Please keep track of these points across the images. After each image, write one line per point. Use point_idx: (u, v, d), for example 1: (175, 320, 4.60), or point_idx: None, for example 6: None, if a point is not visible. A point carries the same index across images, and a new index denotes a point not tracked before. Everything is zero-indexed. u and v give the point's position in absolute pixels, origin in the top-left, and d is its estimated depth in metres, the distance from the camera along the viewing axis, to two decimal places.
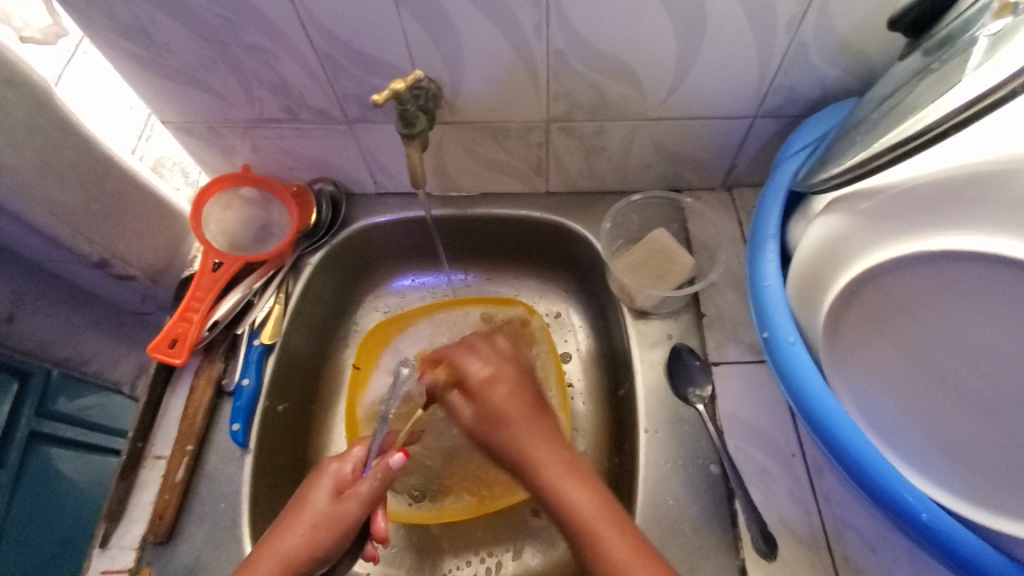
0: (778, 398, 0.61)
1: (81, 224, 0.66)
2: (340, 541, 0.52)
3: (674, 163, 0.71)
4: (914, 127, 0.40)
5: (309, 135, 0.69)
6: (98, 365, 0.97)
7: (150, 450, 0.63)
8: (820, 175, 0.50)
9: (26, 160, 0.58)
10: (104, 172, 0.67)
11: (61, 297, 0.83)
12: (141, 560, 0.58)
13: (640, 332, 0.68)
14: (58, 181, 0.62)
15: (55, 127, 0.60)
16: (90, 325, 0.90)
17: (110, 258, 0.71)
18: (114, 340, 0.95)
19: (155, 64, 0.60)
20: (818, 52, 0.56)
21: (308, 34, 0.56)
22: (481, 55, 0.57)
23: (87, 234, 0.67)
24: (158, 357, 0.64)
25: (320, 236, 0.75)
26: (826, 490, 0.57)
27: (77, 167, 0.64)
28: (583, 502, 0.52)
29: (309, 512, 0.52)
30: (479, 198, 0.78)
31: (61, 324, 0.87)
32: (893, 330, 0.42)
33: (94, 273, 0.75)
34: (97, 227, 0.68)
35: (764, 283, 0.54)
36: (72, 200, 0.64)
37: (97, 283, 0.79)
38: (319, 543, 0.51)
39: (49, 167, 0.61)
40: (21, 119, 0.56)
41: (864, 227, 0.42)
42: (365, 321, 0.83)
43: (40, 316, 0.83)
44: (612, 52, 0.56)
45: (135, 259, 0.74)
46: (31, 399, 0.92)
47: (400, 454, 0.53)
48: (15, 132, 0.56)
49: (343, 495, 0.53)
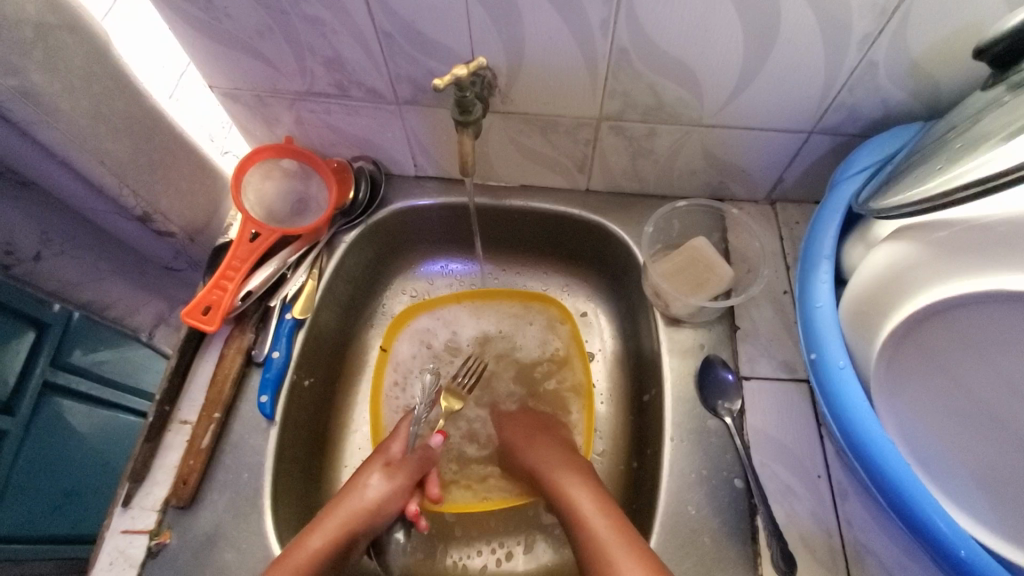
0: (808, 418, 0.61)
1: (128, 176, 0.66)
2: (394, 501, 0.62)
3: (720, 172, 0.70)
4: (995, 165, 0.40)
5: (356, 113, 0.68)
6: (117, 311, 0.94)
7: (175, 415, 0.63)
8: (890, 201, 0.49)
9: (81, 108, 0.58)
10: (153, 128, 0.66)
11: (89, 243, 0.80)
12: (161, 523, 0.58)
13: (673, 339, 0.67)
14: (109, 131, 0.61)
15: (111, 76, 0.59)
16: (113, 270, 0.86)
17: (152, 213, 0.72)
18: (129, 286, 0.91)
19: (211, 27, 0.59)
20: (887, 73, 0.55)
21: (370, 10, 0.55)
22: (543, 46, 0.56)
23: (133, 185, 0.67)
24: (190, 323, 0.64)
25: (356, 215, 0.74)
26: (849, 515, 0.57)
27: (129, 120, 0.63)
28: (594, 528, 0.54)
29: (361, 483, 0.62)
30: (518, 190, 0.77)
31: (87, 267, 0.83)
32: (958, 371, 0.43)
33: (132, 225, 0.75)
34: (143, 180, 0.68)
35: (813, 303, 0.54)
36: (121, 151, 0.64)
37: (131, 235, 0.78)
38: (378, 509, 0.61)
39: (103, 117, 0.60)
40: (79, 66, 0.56)
41: (931, 258, 0.42)
42: (392, 303, 0.83)
43: (67, 258, 0.79)
44: (675, 54, 0.55)
45: (176, 217, 0.74)
46: (48, 346, 0.93)
47: (440, 437, 0.67)
48: (72, 78, 0.56)
49: (394, 468, 0.64)
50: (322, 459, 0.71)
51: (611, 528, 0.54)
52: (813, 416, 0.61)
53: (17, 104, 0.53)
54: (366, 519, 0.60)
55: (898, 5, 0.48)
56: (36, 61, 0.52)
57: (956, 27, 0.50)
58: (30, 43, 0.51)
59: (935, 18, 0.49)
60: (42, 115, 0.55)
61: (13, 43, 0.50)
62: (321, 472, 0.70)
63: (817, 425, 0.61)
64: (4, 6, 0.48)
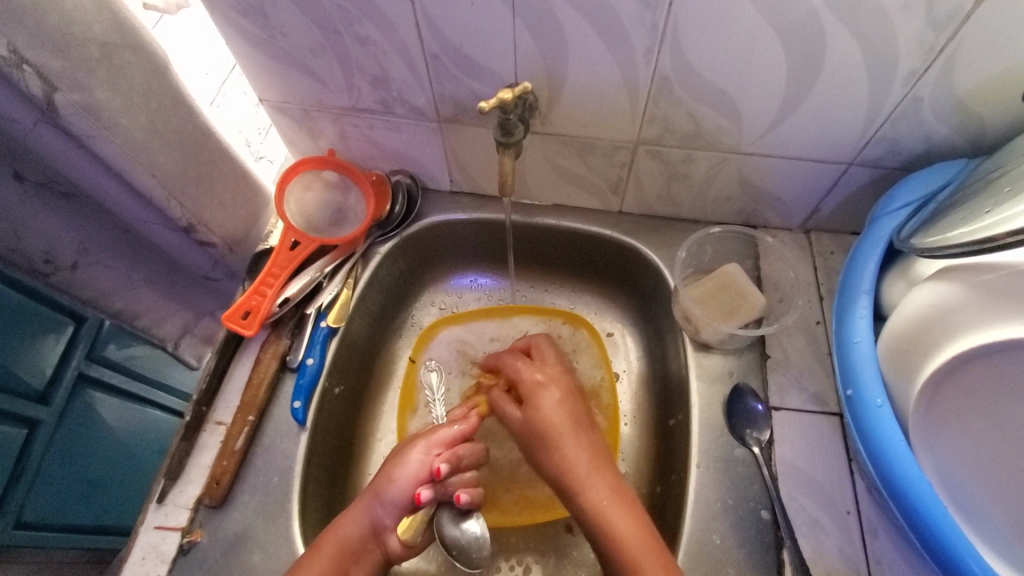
0: (839, 452, 0.60)
1: (177, 189, 0.69)
2: (414, 463, 0.60)
3: (754, 200, 0.70)
4: None
5: (398, 129, 0.70)
6: (145, 322, 0.91)
7: (211, 415, 0.65)
8: (940, 240, 0.48)
9: (138, 122, 0.61)
10: (201, 143, 0.69)
11: (125, 252, 0.81)
12: (193, 521, 0.60)
13: (702, 365, 0.67)
14: (161, 145, 0.64)
15: (166, 93, 0.62)
16: (146, 281, 0.86)
17: (195, 224, 0.75)
18: (161, 297, 0.90)
19: (267, 44, 0.62)
20: (931, 109, 0.54)
21: (419, 32, 0.56)
22: (586, 72, 0.57)
23: (180, 198, 0.70)
24: (230, 326, 0.66)
25: (391, 227, 0.76)
26: (879, 554, 0.55)
27: (179, 135, 0.66)
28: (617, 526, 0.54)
29: (397, 451, 0.62)
30: (550, 208, 0.78)
31: (120, 277, 0.83)
32: (999, 413, 0.43)
33: (174, 235, 0.77)
34: (188, 192, 0.71)
35: (852, 339, 0.54)
36: (171, 163, 0.67)
37: (172, 246, 0.80)
38: (397, 473, 0.59)
39: (156, 131, 0.63)
40: (139, 83, 0.59)
41: (979, 301, 0.43)
42: (421, 315, 0.85)
43: (102, 266, 0.79)
44: (716, 84, 0.56)
45: (218, 227, 0.77)
46: (82, 341, 0.97)
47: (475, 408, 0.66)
48: (133, 95, 0.59)
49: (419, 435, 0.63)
50: (348, 466, 0.72)
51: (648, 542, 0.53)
52: (844, 451, 0.60)
53: (81, 119, 0.57)
54: (385, 488, 0.58)
55: (946, 43, 0.48)
56: (99, 79, 0.55)
57: (1006, 66, 0.49)
58: (95, 61, 0.54)
59: (983, 57, 0.49)
60: (101, 130, 0.59)
61: (79, 62, 0.53)
62: (346, 479, 0.72)
63: (848, 461, 0.60)
64: (72, 26, 0.51)
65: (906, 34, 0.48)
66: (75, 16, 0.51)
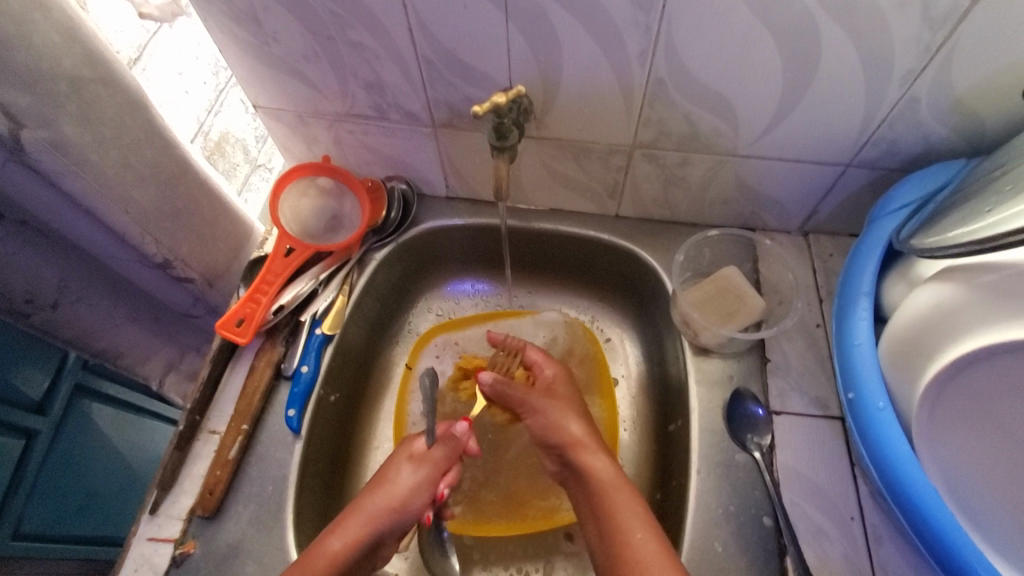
0: (841, 457, 0.59)
1: (151, 225, 0.70)
2: (417, 490, 0.59)
3: (752, 203, 0.70)
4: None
5: (393, 134, 0.70)
6: (128, 359, 0.90)
7: (205, 424, 0.64)
8: (942, 240, 0.48)
9: (109, 156, 0.61)
10: (177, 177, 0.70)
11: (107, 288, 0.80)
12: (186, 533, 0.59)
13: (701, 369, 0.66)
14: (135, 180, 0.65)
15: (140, 127, 0.63)
16: (128, 318, 0.85)
17: (172, 260, 0.75)
18: (146, 333, 0.89)
19: (260, 50, 0.62)
20: (929, 109, 0.54)
21: (412, 37, 0.56)
22: (580, 75, 0.57)
23: (154, 234, 0.71)
24: (224, 334, 0.65)
25: (387, 233, 0.75)
26: (885, 561, 0.54)
27: (156, 169, 0.67)
28: (627, 521, 0.55)
29: (389, 477, 0.60)
30: (547, 213, 0.77)
31: (103, 314, 0.82)
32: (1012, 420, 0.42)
33: (151, 273, 0.78)
34: (164, 229, 0.72)
35: (852, 341, 0.53)
36: (147, 200, 0.67)
37: (150, 284, 0.80)
38: (404, 503, 0.58)
39: (130, 167, 0.64)
40: (111, 118, 0.60)
41: (978, 303, 0.42)
42: (418, 321, 0.84)
43: (85, 305, 0.79)
44: (712, 86, 0.56)
45: (196, 262, 0.78)
46: (66, 378, 0.96)
47: (464, 421, 0.63)
48: (103, 131, 0.60)
49: (418, 458, 0.61)
50: (343, 475, 0.72)
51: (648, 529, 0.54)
52: (847, 455, 0.60)
53: (49, 156, 0.56)
54: (390, 518, 0.58)
55: (943, 43, 0.48)
56: (69, 114, 0.56)
57: (1004, 65, 0.49)
58: (65, 96, 0.55)
59: (982, 55, 0.48)
60: (70, 166, 0.59)
61: (48, 98, 0.54)
62: (342, 488, 0.71)
63: (851, 466, 0.59)
64: (41, 62, 0.52)
65: (904, 34, 0.47)
66: (44, 51, 0.52)
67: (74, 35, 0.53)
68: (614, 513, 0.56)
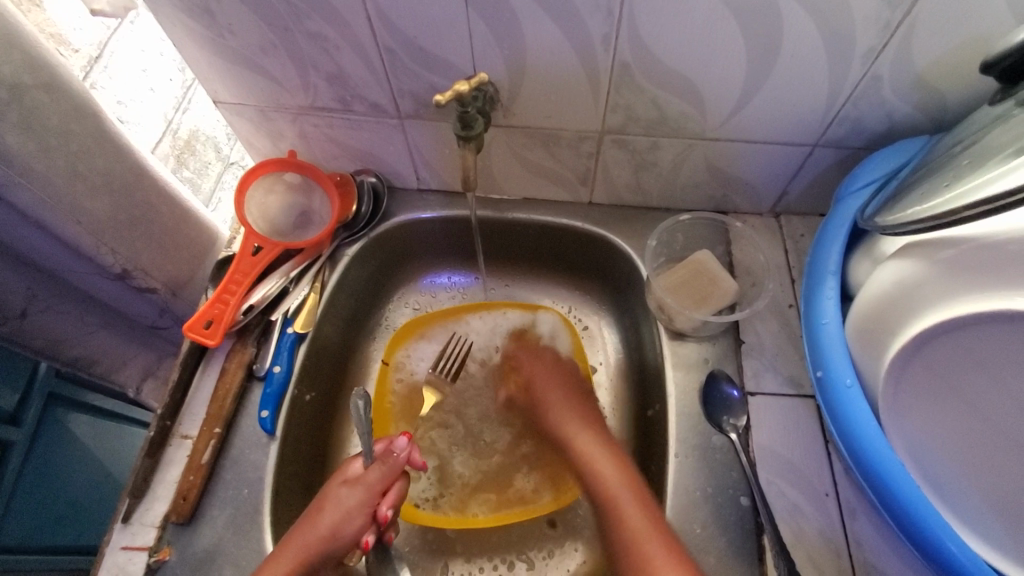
0: (815, 434, 0.60)
1: (106, 234, 0.68)
2: (351, 512, 0.56)
3: (723, 185, 0.70)
4: (994, 185, 0.40)
5: (359, 126, 0.69)
6: (105, 367, 0.89)
7: (176, 429, 0.63)
8: (903, 215, 0.48)
9: (56, 166, 0.59)
10: (134, 184, 0.68)
11: (77, 299, 0.78)
12: (161, 540, 0.58)
13: (677, 353, 0.66)
14: (87, 190, 0.63)
15: (89, 133, 0.61)
16: (104, 323, 0.84)
17: (132, 270, 0.74)
18: (121, 340, 0.88)
19: (216, 43, 0.60)
20: (892, 86, 0.54)
21: (372, 25, 0.55)
22: (544, 61, 0.56)
23: (110, 244, 0.69)
24: (192, 337, 0.64)
25: (359, 228, 0.74)
26: (859, 534, 0.55)
27: (108, 177, 0.65)
28: (610, 478, 0.58)
29: (323, 505, 0.57)
30: (521, 203, 0.77)
31: (74, 323, 0.80)
32: (978, 399, 0.43)
33: (113, 285, 0.77)
34: (120, 238, 0.70)
35: (820, 320, 0.54)
36: (99, 209, 0.66)
37: (112, 296, 0.80)
38: (340, 530, 0.55)
39: (80, 175, 0.62)
40: (56, 125, 0.58)
41: (939, 277, 0.42)
42: (394, 315, 0.83)
43: (55, 313, 0.77)
44: (678, 68, 0.55)
45: (157, 272, 0.77)
46: (37, 394, 0.93)
47: (404, 436, 0.60)
48: (49, 139, 0.58)
49: (351, 481, 0.58)
50: (323, 474, 0.71)
51: (626, 480, 0.58)
52: (821, 432, 0.60)
53: None
54: (325, 546, 0.55)
55: (903, 19, 0.48)
56: (11, 123, 0.54)
57: (963, 40, 0.49)
58: (5, 104, 0.53)
59: (943, 30, 0.48)
60: (14, 176, 0.57)
61: None
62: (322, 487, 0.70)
63: (825, 443, 0.60)
64: None
65: (863, 12, 0.47)
66: None
67: (14, 39, 0.51)
68: (618, 513, 0.55)
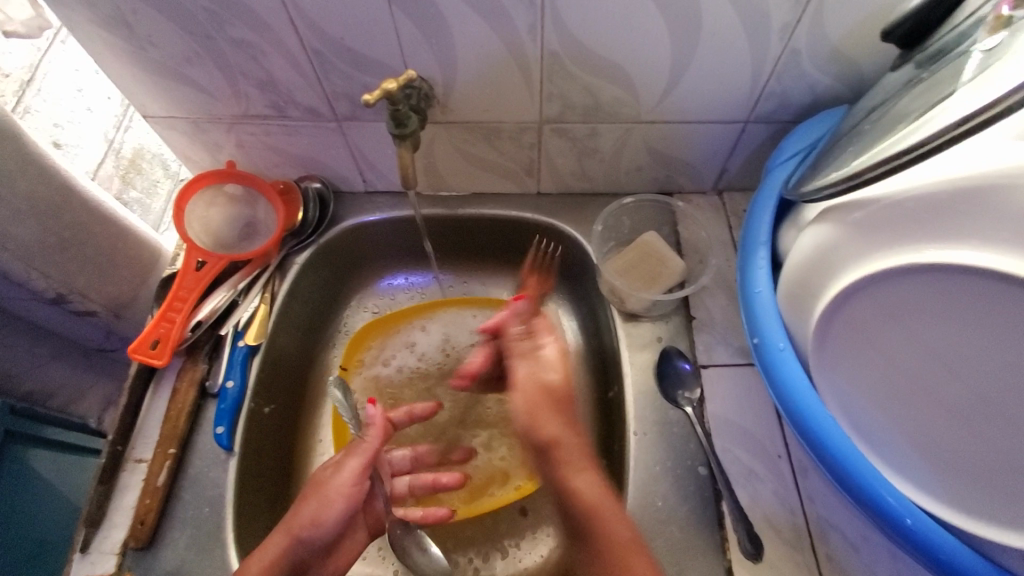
0: (765, 400, 0.62)
1: (36, 259, 0.66)
2: (334, 489, 0.55)
3: (665, 166, 0.71)
4: (893, 148, 0.43)
5: (296, 132, 0.68)
6: None
7: (129, 453, 0.61)
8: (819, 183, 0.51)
9: None
10: (64, 204, 0.66)
11: (19, 329, 0.76)
12: (121, 566, 0.56)
13: (631, 334, 0.68)
14: (13, 215, 0.61)
15: (11, 156, 0.59)
16: None
17: (68, 293, 0.72)
18: None
19: (138, 56, 0.58)
20: (810, 59, 0.56)
21: (296, 29, 0.54)
22: (474, 54, 0.56)
23: (43, 268, 0.67)
24: (138, 358, 0.62)
25: (307, 235, 0.73)
26: (811, 492, 0.58)
27: (35, 200, 0.63)
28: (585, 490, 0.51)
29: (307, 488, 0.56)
30: (469, 198, 0.77)
31: None
32: (891, 348, 0.44)
33: (51, 310, 0.74)
34: (54, 262, 0.68)
35: (755, 289, 0.57)
36: (28, 233, 0.63)
37: (55, 321, 0.78)
38: (324, 508, 0.54)
39: (4, 200, 0.60)
40: None
41: (850, 237, 0.44)
42: (353, 320, 0.82)
43: None
44: (606, 55, 0.56)
45: (97, 294, 0.75)
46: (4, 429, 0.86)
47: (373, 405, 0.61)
48: None
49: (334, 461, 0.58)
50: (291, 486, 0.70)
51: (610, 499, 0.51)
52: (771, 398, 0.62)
53: None
54: (310, 526, 0.53)
55: None
56: None
57: (869, 11, 0.51)
58: None
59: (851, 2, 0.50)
60: None
61: None
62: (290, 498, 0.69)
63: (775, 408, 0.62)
64: None
65: None
66: None
67: None
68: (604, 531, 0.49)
